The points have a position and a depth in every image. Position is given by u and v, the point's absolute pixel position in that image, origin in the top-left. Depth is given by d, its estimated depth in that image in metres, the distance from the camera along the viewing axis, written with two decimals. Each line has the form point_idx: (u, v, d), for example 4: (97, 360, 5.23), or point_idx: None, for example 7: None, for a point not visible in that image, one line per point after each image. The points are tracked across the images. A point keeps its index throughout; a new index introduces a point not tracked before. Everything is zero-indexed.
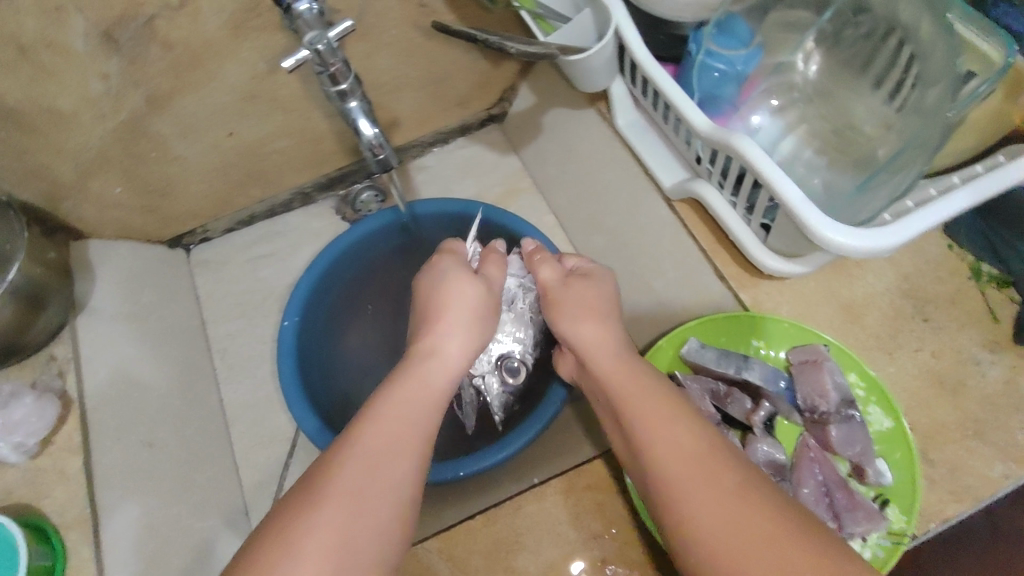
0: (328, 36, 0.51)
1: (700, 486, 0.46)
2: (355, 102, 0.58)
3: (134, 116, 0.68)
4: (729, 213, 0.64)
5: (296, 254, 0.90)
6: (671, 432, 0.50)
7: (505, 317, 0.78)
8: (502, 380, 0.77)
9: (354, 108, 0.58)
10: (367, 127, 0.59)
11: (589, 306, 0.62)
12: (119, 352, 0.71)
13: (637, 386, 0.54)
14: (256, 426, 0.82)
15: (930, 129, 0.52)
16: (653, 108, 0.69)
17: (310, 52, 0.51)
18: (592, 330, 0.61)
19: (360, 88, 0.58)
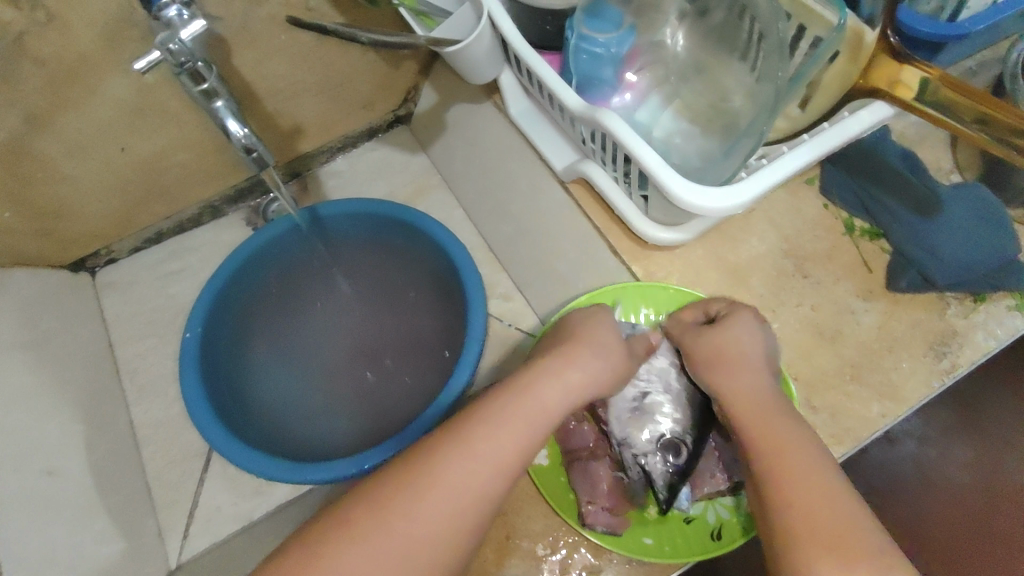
0: (180, 35, 0.50)
1: (810, 494, 0.47)
2: (222, 102, 0.57)
3: (13, 135, 0.67)
4: (613, 188, 0.65)
5: (205, 270, 0.89)
6: (789, 450, 0.50)
7: (661, 397, 0.62)
8: (665, 460, 0.59)
9: (221, 107, 0.57)
10: (235, 126, 0.58)
11: (739, 359, 0.57)
12: (18, 379, 0.69)
13: (765, 415, 0.53)
14: (169, 446, 0.81)
15: (781, 93, 0.54)
16: (537, 93, 0.70)
17: (162, 54, 0.51)
18: (745, 380, 0.56)
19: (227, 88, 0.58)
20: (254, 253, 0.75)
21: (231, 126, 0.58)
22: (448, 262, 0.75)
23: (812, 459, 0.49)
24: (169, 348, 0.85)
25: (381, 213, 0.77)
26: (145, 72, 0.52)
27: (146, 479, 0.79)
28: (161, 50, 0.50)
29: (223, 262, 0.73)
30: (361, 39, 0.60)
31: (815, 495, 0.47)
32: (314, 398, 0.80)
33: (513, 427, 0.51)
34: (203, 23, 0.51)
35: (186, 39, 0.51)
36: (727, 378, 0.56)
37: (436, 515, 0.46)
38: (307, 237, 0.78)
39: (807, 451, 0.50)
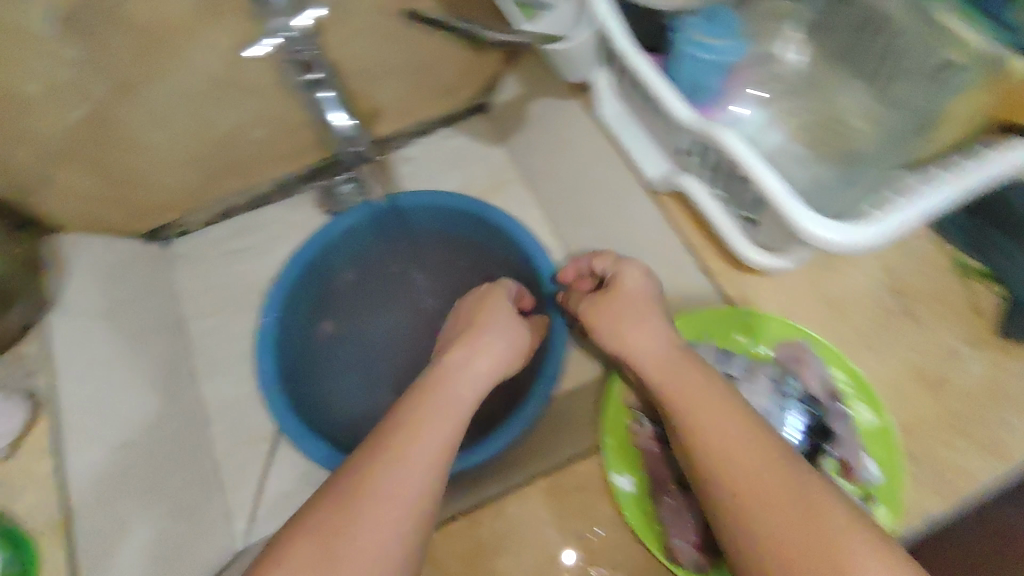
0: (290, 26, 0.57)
1: (744, 467, 0.48)
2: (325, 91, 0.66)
3: (100, 106, 0.66)
4: (711, 204, 0.62)
5: (276, 250, 0.88)
6: (719, 415, 0.50)
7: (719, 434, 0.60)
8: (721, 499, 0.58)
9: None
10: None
11: (624, 317, 0.60)
12: (98, 348, 0.70)
13: (687, 383, 0.53)
14: (239, 426, 0.81)
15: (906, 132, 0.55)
16: (632, 96, 0.66)
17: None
18: (637, 336, 0.58)
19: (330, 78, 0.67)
20: (331, 242, 0.75)
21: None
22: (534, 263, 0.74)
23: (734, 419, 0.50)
24: (240, 328, 0.85)
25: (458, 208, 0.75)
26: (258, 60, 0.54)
27: (214, 458, 0.79)
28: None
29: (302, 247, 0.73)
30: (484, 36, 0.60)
31: (765, 478, 0.47)
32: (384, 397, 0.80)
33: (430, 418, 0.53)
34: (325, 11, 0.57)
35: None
36: (634, 343, 0.57)
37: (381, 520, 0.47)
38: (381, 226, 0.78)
39: (735, 418, 0.50)
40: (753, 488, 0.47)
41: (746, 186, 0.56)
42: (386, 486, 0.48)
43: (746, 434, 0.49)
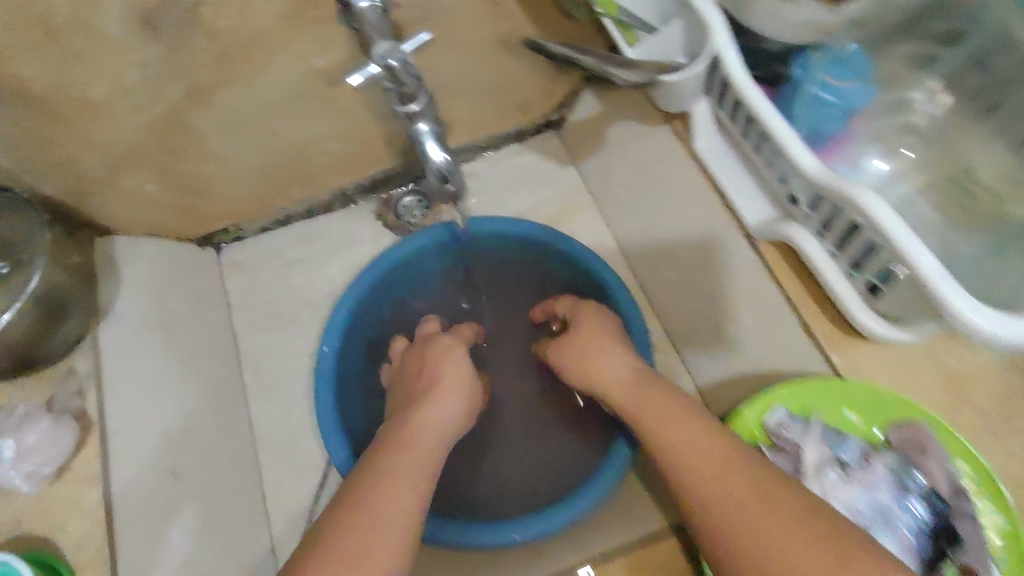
0: (402, 49, 0.43)
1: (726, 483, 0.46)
2: (425, 124, 0.50)
3: (172, 109, 0.61)
4: (826, 262, 0.56)
5: (332, 263, 0.84)
6: (687, 437, 0.50)
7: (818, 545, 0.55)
8: None
9: (423, 132, 0.51)
10: (436, 154, 0.52)
11: (597, 347, 0.63)
12: (150, 365, 0.67)
13: (652, 412, 0.54)
14: (288, 453, 0.77)
15: None
16: (743, 135, 0.61)
17: (380, 70, 0.44)
18: (608, 366, 0.61)
19: (432, 107, 0.50)
20: (394, 266, 0.74)
21: (431, 156, 0.51)
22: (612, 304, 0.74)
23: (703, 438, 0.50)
24: (293, 348, 0.80)
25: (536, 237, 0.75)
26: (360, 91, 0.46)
27: (263, 488, 0.75)
28: (382, 67, 0.44)
29: (372, 262, 0.72)
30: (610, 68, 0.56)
31: (748, 491, 0.45)
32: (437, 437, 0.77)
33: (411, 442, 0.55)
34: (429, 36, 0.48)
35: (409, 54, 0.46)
36: (599, 369, 0.61)
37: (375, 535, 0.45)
38: (452, 254, 0.78)
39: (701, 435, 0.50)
40: (743, 501, 0.45)
41: (877, 251, 0.50)
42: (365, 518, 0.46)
43: (726, 444, 0.49)
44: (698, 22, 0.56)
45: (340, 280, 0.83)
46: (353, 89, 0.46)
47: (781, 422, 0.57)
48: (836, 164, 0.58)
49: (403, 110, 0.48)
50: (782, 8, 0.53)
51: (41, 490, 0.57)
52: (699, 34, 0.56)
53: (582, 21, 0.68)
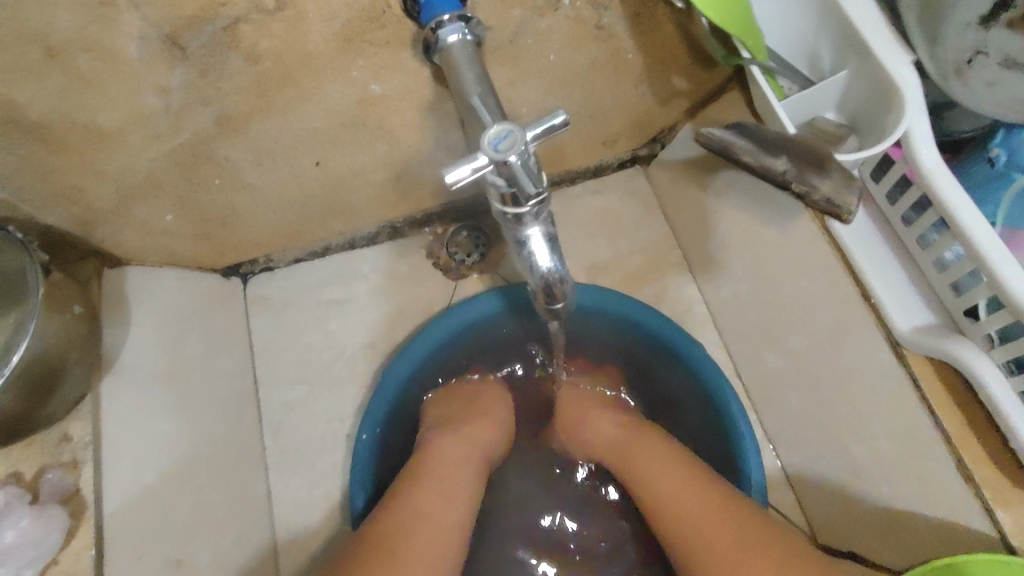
0: (525, 150, 0.34)
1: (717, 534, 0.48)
2: (537, 227, 0.41)
3: (198, 137, 0.51)
4: (1009, 401, 0.45)
5: (374, 306, 0.73)
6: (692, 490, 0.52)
7: None
8: None
9: (532, 234, 0.41)
10: (543, 259, 0.43)
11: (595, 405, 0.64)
12: (156, 428, 0.57)
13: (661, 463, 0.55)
14: (310, 532, 0.67)
15: None
16: (906, 225, 0.50)
17: (490, 162, 0.35)
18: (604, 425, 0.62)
19: (547, 207, 0.41)
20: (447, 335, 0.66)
21: (538, 261, 0.42)
22: (712, 409, 0.63)
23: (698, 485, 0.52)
24: (323, 404, 0.70)
25: (620, 314, 0.65)
26: (457, 186, 0.36)
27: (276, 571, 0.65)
28: (494, 161, 0.35)
29: (432, 327, 0.65)
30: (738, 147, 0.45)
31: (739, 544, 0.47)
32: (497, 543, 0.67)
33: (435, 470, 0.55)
34: (565, 120, 0.37)
35: (533, 141, 0.36)
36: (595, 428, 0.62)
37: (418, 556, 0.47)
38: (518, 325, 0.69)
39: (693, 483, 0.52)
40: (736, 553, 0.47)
41: None
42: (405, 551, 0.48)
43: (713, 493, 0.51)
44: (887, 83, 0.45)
45: (380, 328, 0.72)
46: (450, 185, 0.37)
47: None
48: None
49: (509, 210, 0.39)
50: (1003, 76, 0.42)
51: None
52: (879, 101, 0.46)
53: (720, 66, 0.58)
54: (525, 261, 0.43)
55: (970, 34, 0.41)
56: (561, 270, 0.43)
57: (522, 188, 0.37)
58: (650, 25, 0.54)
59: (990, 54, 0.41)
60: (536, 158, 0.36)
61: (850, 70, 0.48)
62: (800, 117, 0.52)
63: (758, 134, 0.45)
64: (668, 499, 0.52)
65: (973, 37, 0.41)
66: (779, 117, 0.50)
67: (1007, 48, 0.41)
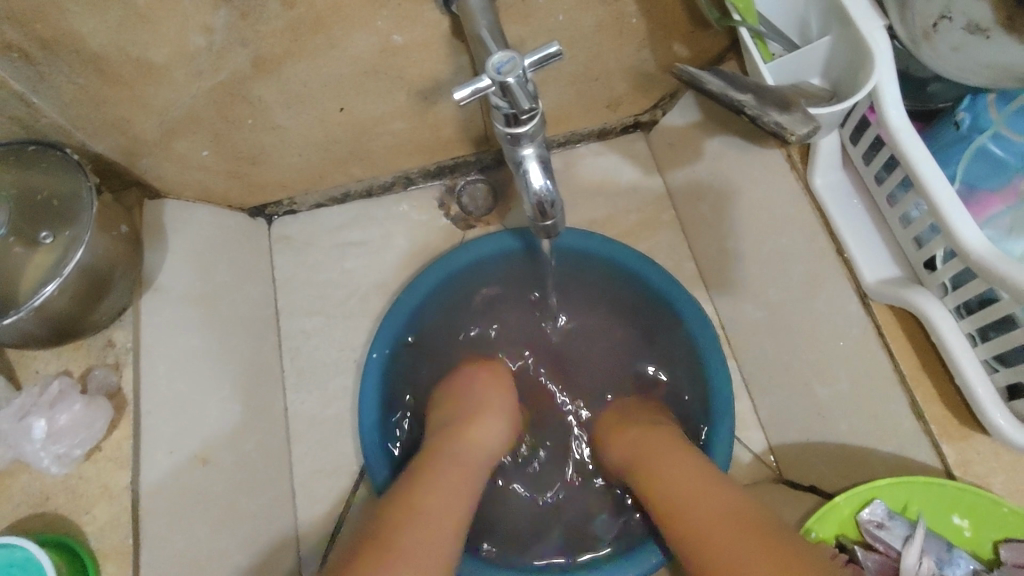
0: (523, 67, 0.40)
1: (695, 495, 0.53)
2: (531, 150, 0.46)
3: (235, 77, 0.57)
4: (957, 341, 0.49)
5: (387, 249, 0.78)
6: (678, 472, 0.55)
7: None
8: None
9: (527, 155, 0.46)
10: (536, 180, 0.47)
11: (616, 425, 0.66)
12: (186, 342, 0.63)
13: (659, 457, 0.58)
14: (322, 450, 0.73)
15: None
16: (879, 183, 0.54)
17: (493, 84, 0.41)
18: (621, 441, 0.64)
19: (542, 132, 0.46)
20: (456, 271, 0.71)
21: (532, 181, 0.47)
22: (697, 360, 0.68)
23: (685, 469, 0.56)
24: (337, 336, 0.76)
25: (617, 263, 0.71)
26: (466, 102, 0.42)
27: (291, 481, 0.71)
28: (496, 82, 0.40)
29: (443, 261, 0.70)
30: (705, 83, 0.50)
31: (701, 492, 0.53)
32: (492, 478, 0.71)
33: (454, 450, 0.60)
34: (560, 50, 0.41)
35: (530, 68, 0.41)
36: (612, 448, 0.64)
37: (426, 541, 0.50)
38: (527, 272, 0.74)
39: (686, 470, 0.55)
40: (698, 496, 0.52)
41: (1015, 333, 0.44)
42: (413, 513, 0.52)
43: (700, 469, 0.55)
44: (858, 38, 0.49)
45: (393, 270, 0.78)
46: (458, 103, 0.43)
47: (875, 517, 0.52)
48: (988, 220, 0.48)
49: (509, 130, 0.44)
50: (966, 40, 0.45)
51: (69, 472, 0.54)
52: (856, 64, 0.51)
53: (716, 31, 0.62)
54: (521, 182, 0.48)
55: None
56: (553, 190, 0.47)
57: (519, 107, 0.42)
58: None
59: (954, 19, 0.45)
60: (533, 83, 0.42)
61: (833, 37, 0.52)
62: (787, 79, 0.55)
63: (724, 76, 0.51)
64: (663, 487, 0.55)
65: (938, 4, 0.45)
66: (763, 76, 0.54)
67: (970, 14, 0.44)
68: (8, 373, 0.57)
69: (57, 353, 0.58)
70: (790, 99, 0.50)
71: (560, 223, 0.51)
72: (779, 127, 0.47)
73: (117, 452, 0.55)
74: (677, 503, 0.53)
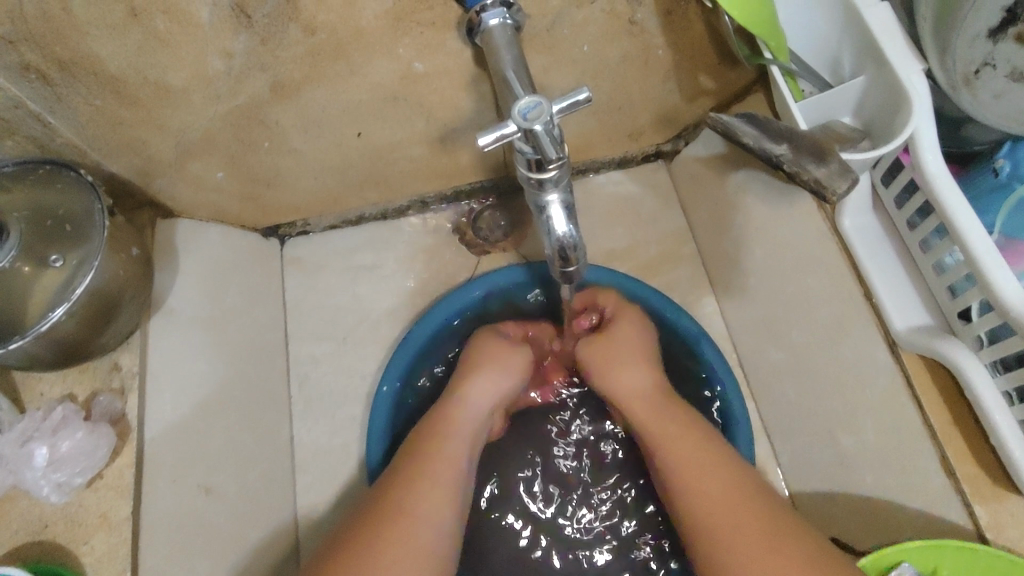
0: (551, 114, 0.38)
1: (717, 496, 0.52)
2: (556, 195, 0.45)
3: (253, 101, 0.56)
4: (993, 400, 0.47)
5: (400, 274, 0.77)
6: (698, 453, 0.55)
7: None
8: None
9: (551, 201, 0.45)
10: (560, 225, 0.46)
11: (632, 352, 0.63)
12: (195, 366, 0.62)
13: (672, 430, 0.57)
14: (325, 482, 0.71)
15: None
16: (912, 228, 0.53)
17: (518, 130, 0.39)
18: (635, 379, 0.61)
19: (567, 177, 0.45)
20: (471, 303, 0.71)
21: (555, 226, 0.46)
22: (713, 401, 0.67)
23: (705, 451, 0.55)
24: (347, 361, 0.75)
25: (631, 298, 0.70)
26: (489, 148, 0.41)
27: (293, 513, 0.70)
28: (522, 128, 0.39)
29: (461, 290, 0.70)
30: (742, 138, 0.49)
31: (722, 489, 0.52)
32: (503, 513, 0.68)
33: (456, 432, 0.58)
34: (589, 96, 0.40)
35: (558, 114, 0.40)
36: (622, 381, 0.62)
37: (414, 541, 0.50)
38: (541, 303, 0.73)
39: (706, 458, 0.54)
40: (718, 493, 0.52)
41: None
42: (400, 516, 0.51)
43: (718, 455, 0.54)
44: (894, 84, 0.48)
45: (405, 296, 0.77)
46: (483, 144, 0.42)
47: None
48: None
49: (533, 176, 0.43)
50: (1009, 87, 0.44)
51: (69, 499, 0.53)
52: (892, 108, 0.49)
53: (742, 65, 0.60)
54: (544, 226, 0.47)
55: (982, 46, 0.43)
56: (576, 235, 0.46)
57: (545, 154, 0.40)
58: (681, 23, 0.57)
59: (998, 67, 0.44)
60: (559, 130, 0.40)
61: (867, 77, 0.50)
62: (817, 119, 0.54)
63: (761, 121, 0.49)
64: (681, 471, 0.54)
65: (982, 50, 0.43)
66: (795, 117, 0.52)
67: (1013, 61, 0.43)
68: (12, 396, 0.56)
69: (63, 376, 0.57)
70: (822, 145, 0.48)
71: (581, 266, 0.49)
72: (818, 184, 0.46)
73: (119, 480, 0.54)
74: (693, 503, 0.53)
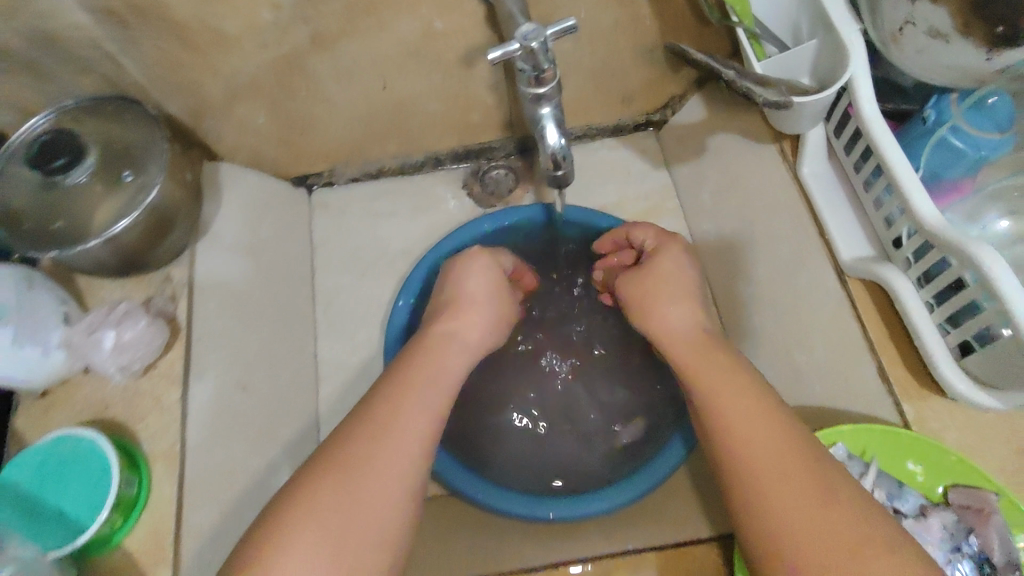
0: (546, 34, 0.47)
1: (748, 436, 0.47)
2: (549, 108, 0.54)
3: (295, 51, 0.65)
4: (918, 309, 0.56)
5: (414, 220, 0.86)
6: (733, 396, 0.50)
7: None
8: None
9: (545, 114, 0.54)
10: (552, 137, 0.55)
11: (680, 291, 0.60)
12: (233, 283, 0.71)
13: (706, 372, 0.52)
14: (343, 395, 0.80)
15: None
16: (856, 171, 0.61)
17: (520, 48, 0.48)
18: (678, 317, 0.58)
19: (557, 94, 0.54)
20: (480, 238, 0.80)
21: (548, 137, 0.55)
22: None
23: (741, 393, 0.50)
24: (365, 293, 0.84)
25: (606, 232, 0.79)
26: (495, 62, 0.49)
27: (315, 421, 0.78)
28: (524, 47, 0.48)
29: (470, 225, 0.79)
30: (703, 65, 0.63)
31: (753, 429, 0.47)
32: (502, 426, 0.77)
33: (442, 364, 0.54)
34: (575, 24, 0.49)
35: (551, 38, 0.49)
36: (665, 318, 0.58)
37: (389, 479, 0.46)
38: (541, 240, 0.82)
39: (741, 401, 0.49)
40: (750, 434, 0.47)
41: (960, 292, 0.51)
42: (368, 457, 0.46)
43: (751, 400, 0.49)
44: (837, 42, 0.57)
45: (419, 238, 0.86)
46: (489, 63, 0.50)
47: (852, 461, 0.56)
48: (949, 206, 0.56)
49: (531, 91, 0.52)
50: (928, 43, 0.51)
51: (128, 383, 0.62)
52: (836, 66, 0.58)
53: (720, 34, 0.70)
54: (539, 137, 0.55)
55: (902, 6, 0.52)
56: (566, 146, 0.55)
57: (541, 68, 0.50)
58: None
59: (917, 25, 0.51)
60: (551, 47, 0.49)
61: (818, 41, 0.59)
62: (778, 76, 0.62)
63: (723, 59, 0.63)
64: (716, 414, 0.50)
65: (904, 10, 0.52)
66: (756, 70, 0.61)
67: (930, 20, 0.50)
68: (78, 297, 0.65)
69: (122, 285, 0.66)
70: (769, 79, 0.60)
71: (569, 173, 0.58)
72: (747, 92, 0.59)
73: (170, 370, 0.63)
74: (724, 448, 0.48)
